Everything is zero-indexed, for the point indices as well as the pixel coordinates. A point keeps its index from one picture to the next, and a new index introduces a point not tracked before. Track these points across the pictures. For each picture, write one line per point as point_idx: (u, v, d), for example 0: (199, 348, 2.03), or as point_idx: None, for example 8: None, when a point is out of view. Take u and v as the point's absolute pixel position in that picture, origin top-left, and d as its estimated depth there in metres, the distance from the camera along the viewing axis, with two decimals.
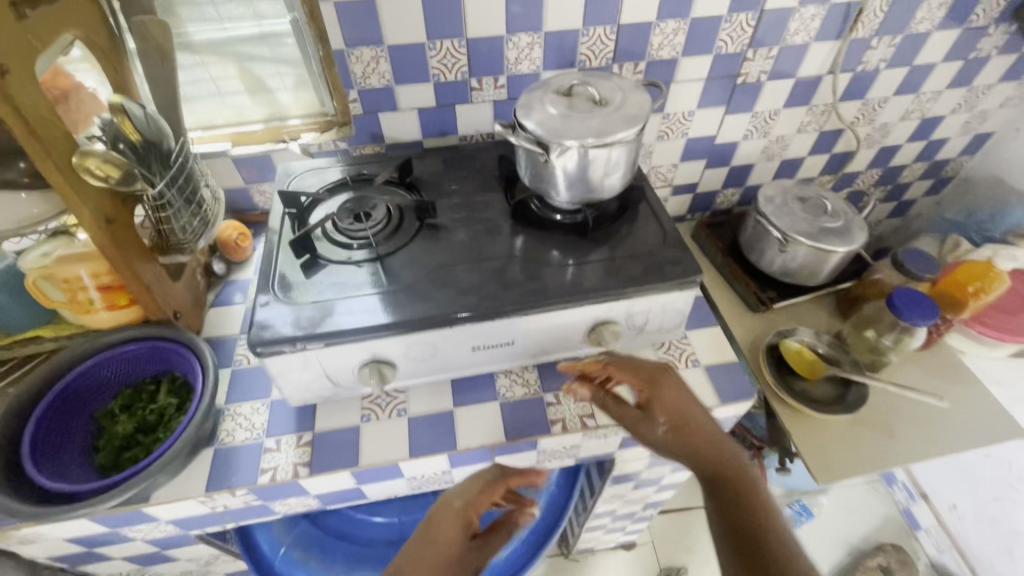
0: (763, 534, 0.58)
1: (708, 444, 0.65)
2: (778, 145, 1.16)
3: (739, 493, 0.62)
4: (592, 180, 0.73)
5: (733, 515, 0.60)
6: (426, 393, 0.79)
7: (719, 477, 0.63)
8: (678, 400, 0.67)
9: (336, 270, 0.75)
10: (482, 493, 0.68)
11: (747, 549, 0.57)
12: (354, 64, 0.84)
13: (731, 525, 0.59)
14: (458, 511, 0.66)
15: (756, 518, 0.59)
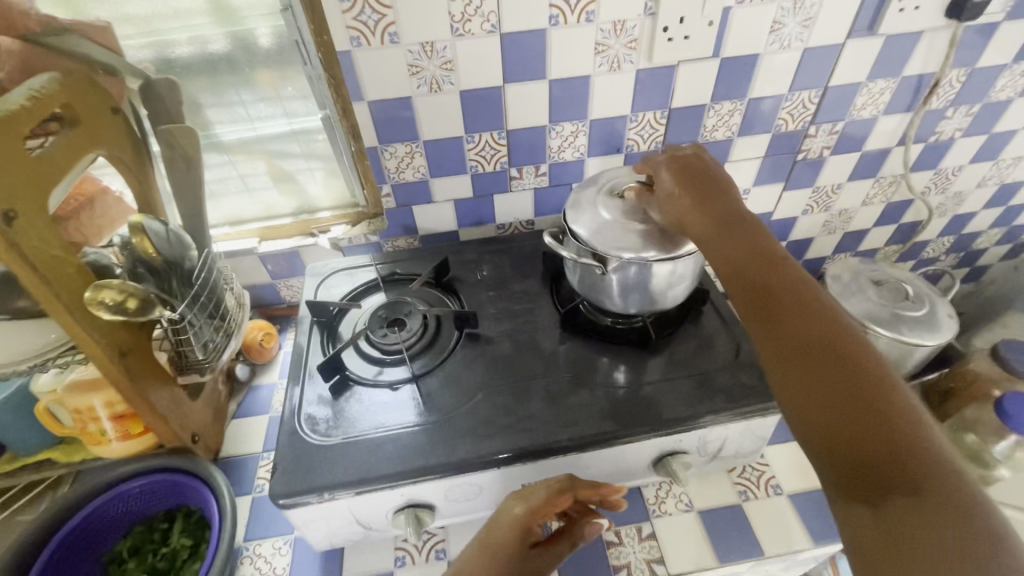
0: (846, 357, 0.44)
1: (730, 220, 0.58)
2: (840, 218, 1.07)
3: (814, 314, 0.48)
4: (655, 290, 0.66)
5: (800, 336, 0.47)
6: (468, 530, 0.69)
7: (779, 280, 0.51)
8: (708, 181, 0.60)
9: (368, 393, 0.67)
10: (548, 504, 0.56)
11: (834, 388, 0.43)
12: (388, 160, 0.79)
13: (802, 374, 0.45)
14: (512, 526, 0.54)
15: (839, 347, 0.45)
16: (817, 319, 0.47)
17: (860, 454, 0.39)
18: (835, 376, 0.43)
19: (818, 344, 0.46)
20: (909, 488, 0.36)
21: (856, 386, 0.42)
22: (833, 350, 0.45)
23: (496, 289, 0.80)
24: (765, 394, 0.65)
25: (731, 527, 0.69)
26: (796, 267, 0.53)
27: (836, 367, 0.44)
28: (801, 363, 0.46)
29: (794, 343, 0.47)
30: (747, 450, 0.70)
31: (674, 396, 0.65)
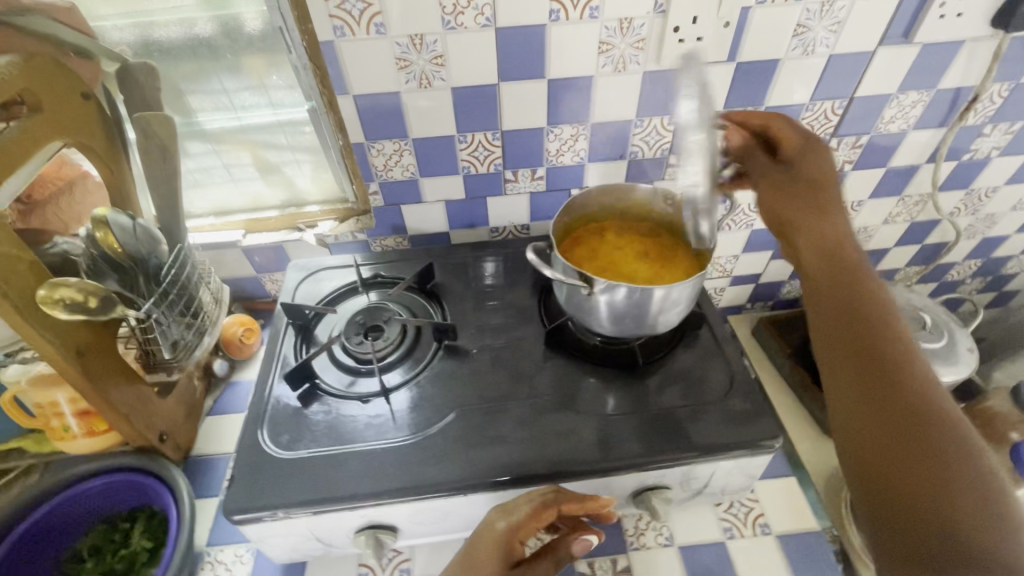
0: (917, 406, 0.42)
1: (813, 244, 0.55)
2: (859, 235, 1.00)
3: (877, 353, 0.46)
4: (645, 314, 0.62)
5: (872, 378, 0.45)
6: (436, 550, 0.67)
7: (868, 308, 0.49)
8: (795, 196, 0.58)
9: (336, 405, 0.64)
10: (530, 520, 0.53)
11: (906, 445, 0.41)
12: (375, 157, 0.75)
13: (872, 425, 0.43)
14: (498, 549, 0.51)
15: (902, 375, 0.44)
16: (891, 358, 0.45)
17: (929, 524, 0.38)
18: (912, 428, 0.41)
19: (887, 391, 0.43)
20: (988, 567, 0.35)
21: (929, 441, 0.40)
22: (909, 396, 0.43)
23: (482, 299, 0.77)
24: (757, 432, 0.60)
25: (711, 567, 0.66)
26: (876, 287, 0.51)
27: (916, 424, 0.41)
28: (871, 409, 0.43)
29: (867, 391, 0.44)
30: (736, 487, 0.66)
31: (659, 428, 0.61)
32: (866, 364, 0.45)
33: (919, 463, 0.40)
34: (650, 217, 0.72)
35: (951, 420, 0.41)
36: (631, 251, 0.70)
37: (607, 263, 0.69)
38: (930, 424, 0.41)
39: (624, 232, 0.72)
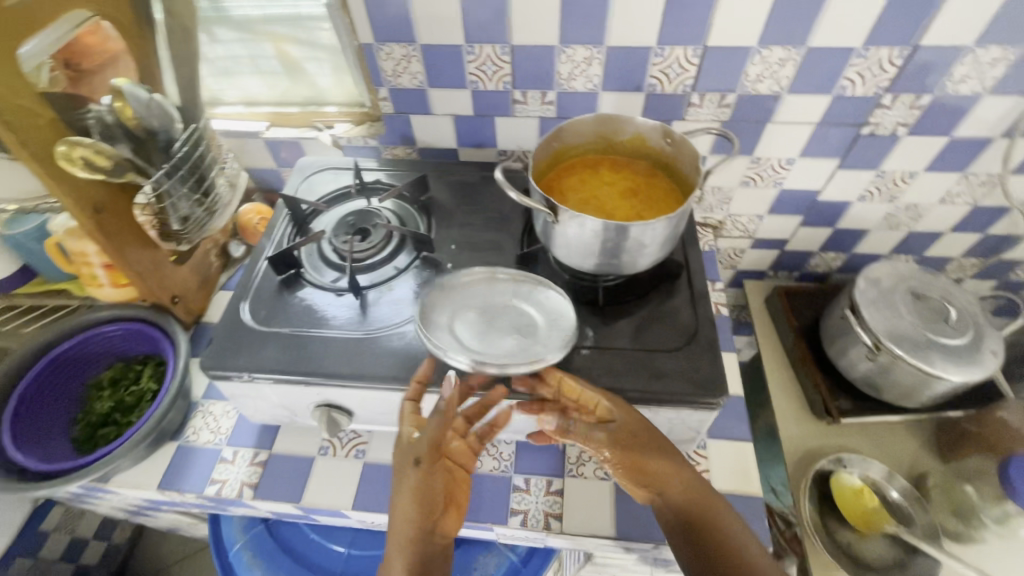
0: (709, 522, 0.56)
1: (661, 464, 0.57)
2: (907, 213, 0.91)
3: (681, 489, 0.57)
4: (615, 253, 0.61)
5: (676, 503, 0.57)
6: (389, 440, 0.73)
7: (654, 468, 0.57)
8: (637, 432, 0.56)
9: (313, 294, 0.69)
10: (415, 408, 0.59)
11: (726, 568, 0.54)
12: (384, 61, 0.75)
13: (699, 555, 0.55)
14: (398, 458, 0.59)
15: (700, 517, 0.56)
16: (682, 497, 0.57)
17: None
18: (705, 545, 0.55)
19: (691, 512, 0.56)
20: None
21: (717, 541, 0.55)
22: (707, 524, 0.56)
23: (470, 219, 0.77)
24: (703, 387, 0.59)
25: (640, 506, 0.68)
26: (660, 444, 0.57)
27: (718, 544, 0.55)
28: (677, 528, 0.57)
29: (682, 515, 0.57)
30: (681, 438, 0.66)
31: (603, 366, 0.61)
32: (681, 495, 0.57)
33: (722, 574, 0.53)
34: (648, 155, 0.68)
35: (721, 509, 0.57)
36: (620, 187, 0.68)
37: (587, 193, 0.67)
38: (715, 529, 0.56)
39: (620, 167, 0.69)
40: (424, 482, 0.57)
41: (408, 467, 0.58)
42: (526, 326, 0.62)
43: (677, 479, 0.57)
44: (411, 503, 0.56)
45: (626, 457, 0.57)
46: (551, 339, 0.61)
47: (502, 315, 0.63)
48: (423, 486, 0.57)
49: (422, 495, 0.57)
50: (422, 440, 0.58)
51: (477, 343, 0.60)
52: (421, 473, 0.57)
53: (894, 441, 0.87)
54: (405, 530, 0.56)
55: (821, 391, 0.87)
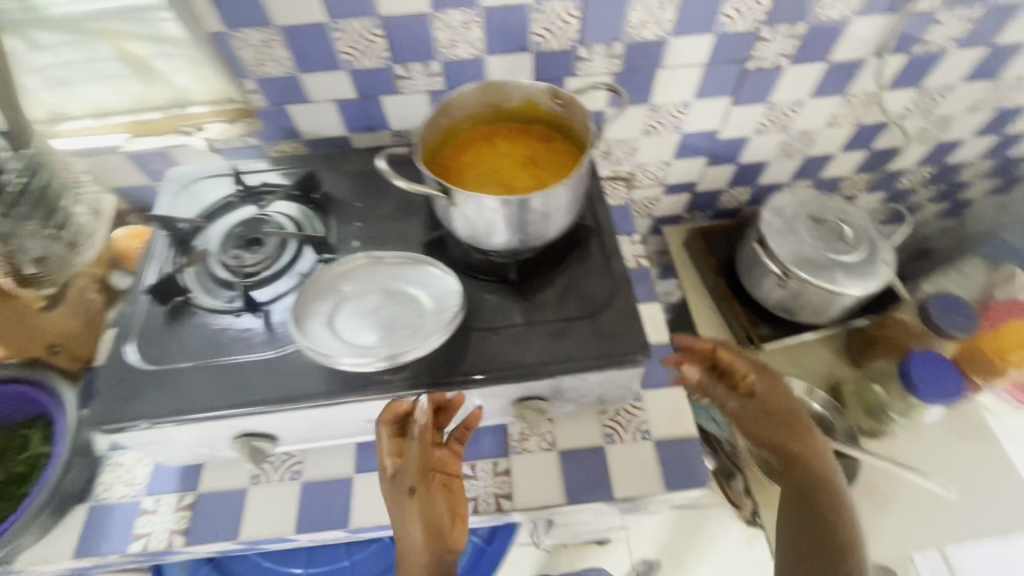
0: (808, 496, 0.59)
1: (784, 417, 0.62)
2: (800, 141, 0.94)
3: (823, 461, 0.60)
4: (521, 227, 0.59)
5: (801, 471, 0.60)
6: (325, 454, 0.70)
7: (794, 426, 0.62)
8: (784, 400, 0.62)
9: (208, 320, 0.63)
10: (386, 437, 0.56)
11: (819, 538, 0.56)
12: (241, 49, 0.67)
13: (794, 483, 0.61)
14: (393, 483, 0.54)
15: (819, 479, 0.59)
16: (819, 465, 0.60)
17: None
18: (813, 502, 0.58)
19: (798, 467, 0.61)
20: None
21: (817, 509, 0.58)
22: (827, 496, 0.58)
23: (371, 210, 0.73)
24: (626, 346, 0.59)
25: (587, 468, 0.69)
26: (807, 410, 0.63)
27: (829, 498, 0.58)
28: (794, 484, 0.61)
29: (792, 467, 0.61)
30: (615, 396, 0.67)
31: (527, 343, 0.61)
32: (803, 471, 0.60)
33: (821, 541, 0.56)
34: (542, 118, 0.66)
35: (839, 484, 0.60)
36: (520, 156, 0.65)
37: (487, 169, 0.64)
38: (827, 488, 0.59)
39: (516, 135, 0.67)
40: (424, 508, 0.53)
41: (405, 496, 0.53)
42: (416, 308, 0.61)
43: (804, 446, 0.61)
44: (415, 532, 0.52)
45: (776, 423, 0.62)
46: (434, 323, 0.60)
47: (393, 301, 0.62)
48: (427, 510, 0.52)
49: (426, 520, 0.52)
50: (411, 464, 0.53)
51: (360, 334, 0.59)
52: (417, 499, 0.53)
53: (813, 357, 0.93)
54: (413, 554, 0.52)
55: (743, 323, 0.91)
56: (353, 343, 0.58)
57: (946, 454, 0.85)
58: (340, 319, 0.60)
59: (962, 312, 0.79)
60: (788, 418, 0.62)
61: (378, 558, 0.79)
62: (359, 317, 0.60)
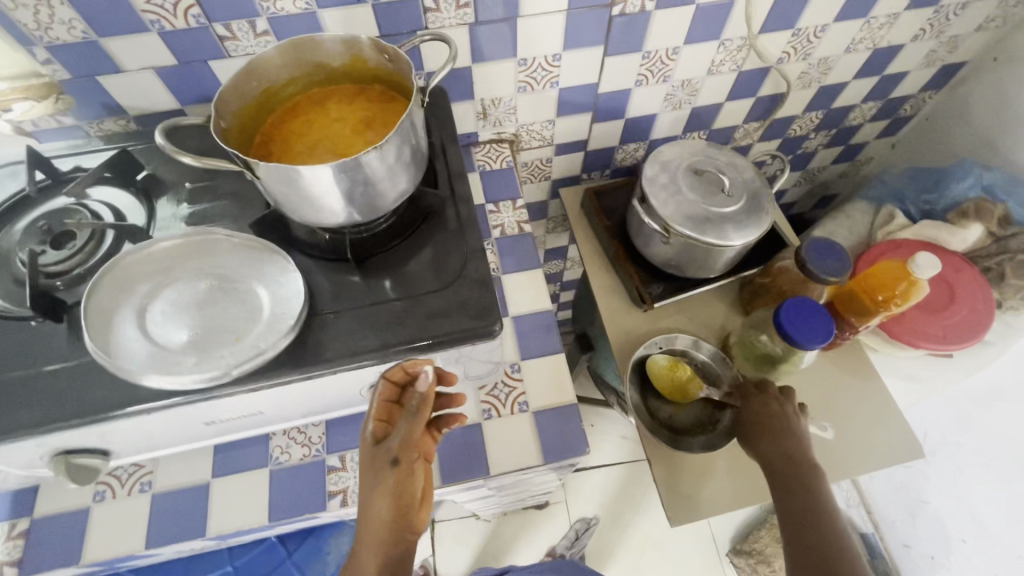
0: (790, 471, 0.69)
1: (770, 417, 0.73)
2: (685, 91, 0.91)
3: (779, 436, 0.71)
4: (351, 200, 0.53)
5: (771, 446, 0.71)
6: (178, 461, 0.64)
7: (765, 426, 0.73)
8: (765, 405, 0.74)
9: (3, 330, 0.55)
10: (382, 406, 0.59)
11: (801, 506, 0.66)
12: (16, 11, 0.58)
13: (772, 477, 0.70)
14: (375, 455, 0.56)
15: (793, 470, 0.69)
16: (790, 455, 0.70)
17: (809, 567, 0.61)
18: (795, 488, 0.67)
19: (776, 460, 0.70)
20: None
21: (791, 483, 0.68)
22: (793, 479, 0.68)
23: (205, 190, 0.65)
24: (475, 321, 0.55)
25: (464, 447, 0.66)
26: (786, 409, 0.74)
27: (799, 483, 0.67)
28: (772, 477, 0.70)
29: (771, 461, 0.70)
30: (484, 372, 0.64)
31: (369, 326, 0.55)
32: (781, 447, 0.71)
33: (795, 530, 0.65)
34: (376, 76, 0.60)
35: (812, 470, 0.69)
36: (353, 121, 0.58)
37: (317, 138, 0.57)
38: (803, 479, 0.68)
39: (352, 98, 0.60)
40: (400, 483, 0.56)
41: (386, 466, 0.56)
42: (248, 309, 0.54)
43: (776, 443, 0.71)
44: (383, 506, 0.55)
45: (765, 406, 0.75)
46: (251, 310, 0.53)
47: (221, 291, 0.54)
48: (401, 486, 0.55)
49: (398, 496, 0.55)
50: (399, 439, 0.56)
51: (171, 330, 0.52)
52: (396, 474, 0.55)
53: (707, 312, 0.93)
54: (374, 524, 0.55)
55: (635, 282, 0.89)
56: (166, 342, 0.51)
57: (826, 393, 0.88)
58: (158, 317, 0.53)
59: (837, 257, 0.78)
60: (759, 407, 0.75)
61: (259, 562, 0.76)
62: (178, 311, 0.53)
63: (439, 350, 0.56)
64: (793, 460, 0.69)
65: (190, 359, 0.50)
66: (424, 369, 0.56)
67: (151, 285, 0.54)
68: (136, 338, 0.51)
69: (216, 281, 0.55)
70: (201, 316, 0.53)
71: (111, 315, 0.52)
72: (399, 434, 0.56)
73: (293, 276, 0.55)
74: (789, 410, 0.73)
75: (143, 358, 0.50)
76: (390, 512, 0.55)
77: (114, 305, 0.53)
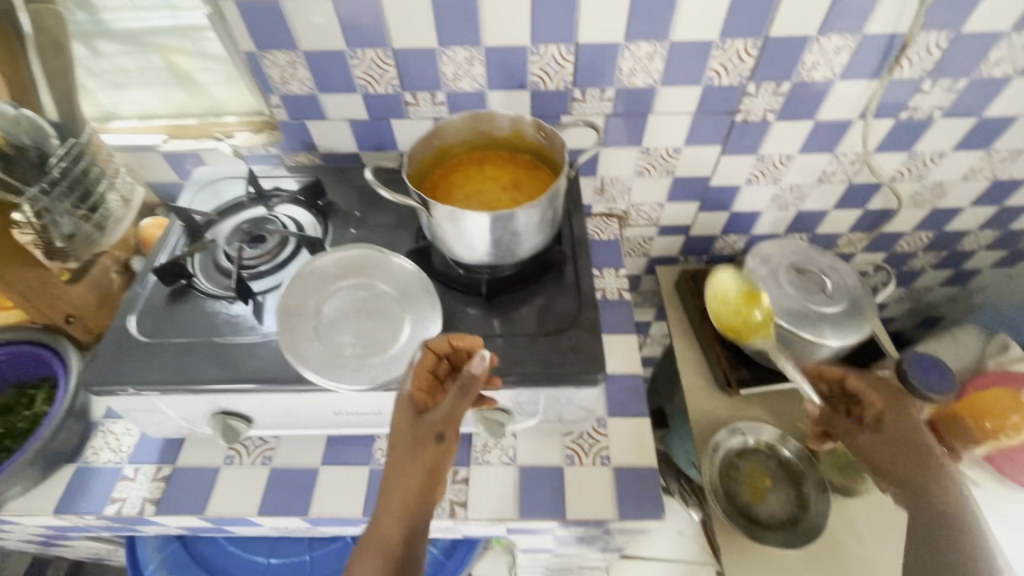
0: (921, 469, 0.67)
1: (908, 437, 0.70)
2: (792, 194, 0.97)
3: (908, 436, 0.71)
4: (495, 244, 0.63)
5: (897, 442, 0.70)
6: (297, 444, 0.73)
7: (894, 436, 0.71)
8: (908, 423, 0.72)
9: (202, 304, 0.68)
10: (419, 374, 0.58)
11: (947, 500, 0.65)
12: (269, 69, 0.76)
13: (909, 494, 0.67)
14: (416, 427, 0.54)
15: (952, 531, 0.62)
16: (888, 458, 0.70)
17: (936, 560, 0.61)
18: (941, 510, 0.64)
19: (883, 462, 0.70)
20: None
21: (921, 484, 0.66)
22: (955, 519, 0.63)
23: (368, 220, 0.79)
24: (582, 368, 0.62)
25: (545, 486, 0.70)
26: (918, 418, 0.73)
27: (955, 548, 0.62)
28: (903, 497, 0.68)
29: (878, 464, 0.71)
30: (576, 418, 0.69)
31: (488, 354, 0.63)
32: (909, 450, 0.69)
33: (927, 546, 0.63)
34: (529, 150, 0.71)
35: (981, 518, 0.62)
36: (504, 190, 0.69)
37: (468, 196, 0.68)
38: (943, 500, 0.65)
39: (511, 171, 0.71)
40: (434, 461, 0.53)
41: (428, 442, 0.53)
42: (395, 323, 0.64)
43: (902, 444, 0.70)
44: (411, 478, 0.53)
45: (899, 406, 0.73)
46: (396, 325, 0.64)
47: (378, 307, 0.65)
48: (438, 462, 0.53)
49: (427, 470, 0.53)
50: (443, 413, 0.54)
51: (334, 331, 0.63)
52: (433, 450, 0.53)
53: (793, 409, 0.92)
54: (395, 493, 0.53)
55: (722, 364, 0.91)
56: (331, 340, 0.62)
57: None
58: (325, 318, 0.64)
59: (941, 375, 0.78)
60: (889, 397, 0.75)
61: (335, 557, 0.82)
62: (343, 315, 0.64)
63: (545, 388, 0.62)
64: (928, 486, 0.66)
65: (347, 358, 0.61)
66: (477, 351, 0.57)
67: (328, 290, 0.66)
68: (307, 333, 0.62)
69: (372, 295, 0.66)
70: (358, 323, 0.64)
71: (292, 312, 0.64)
72: (446, 408, 0.54)
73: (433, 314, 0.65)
74: (889, 419, 0.73)
75: (315, 352, 0.61)
76: (420, 482, 0.52)
77: (295, 303, 0.64)
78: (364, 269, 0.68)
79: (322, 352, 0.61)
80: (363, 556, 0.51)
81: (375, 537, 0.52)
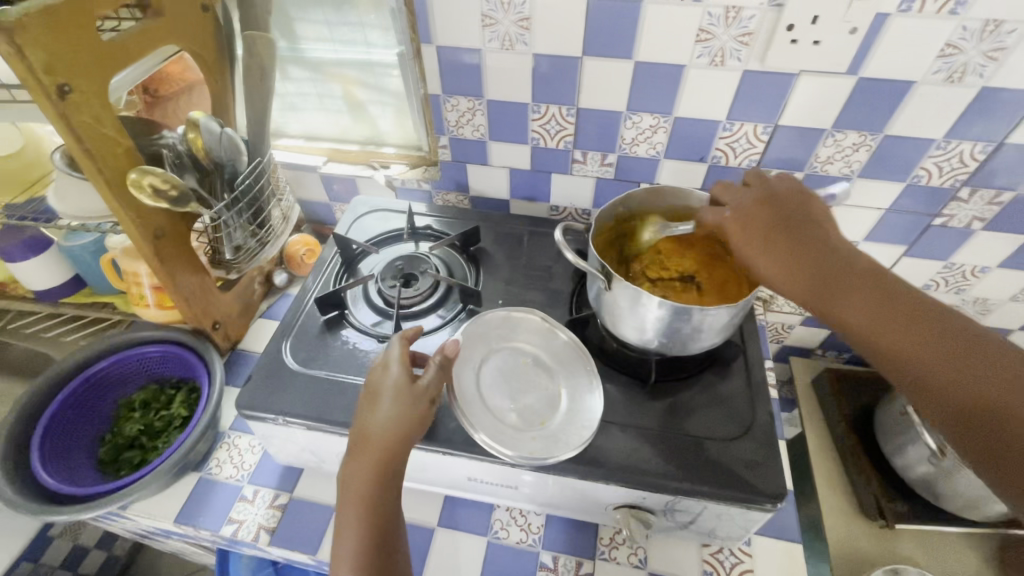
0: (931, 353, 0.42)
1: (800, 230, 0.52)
2: (974, 307, 0.86)
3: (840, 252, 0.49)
4: (674, 335, 0.58)
5: (801, 276, 0.49)
6: (412, 497, 0.70)
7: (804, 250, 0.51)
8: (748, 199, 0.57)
9: (353, 341, 0.68)
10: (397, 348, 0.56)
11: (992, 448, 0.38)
12: (448, 111, 0.76)
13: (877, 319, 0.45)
14: (395, 385, 0.53)
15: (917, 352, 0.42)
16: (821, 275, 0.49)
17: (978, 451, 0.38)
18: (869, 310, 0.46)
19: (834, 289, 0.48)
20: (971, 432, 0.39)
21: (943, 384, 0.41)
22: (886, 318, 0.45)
23: (517, 274, 0.76)
24: (759, 487, 0.54)
25: None
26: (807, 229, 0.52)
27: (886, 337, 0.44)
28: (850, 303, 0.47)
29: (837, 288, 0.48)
30: (727, 534, 0.61)
31: (651, 450, 0.57)
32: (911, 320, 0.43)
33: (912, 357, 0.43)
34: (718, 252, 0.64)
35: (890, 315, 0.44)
36: (677, 274, 0.65)
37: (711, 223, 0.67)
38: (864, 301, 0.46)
39: (718, 290, 0.64)
40: (415, 427, 0.52)
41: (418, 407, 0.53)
42: (551, 397, 0.61)
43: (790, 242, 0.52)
44: (387, 422, 0.51)
45: (790, 287, 0.50)
46: (550, 402, 0.61)
47: (534, 375, 0.63)
48: (415, 432, 0.52)
49: (404, 435, 0.51)
50: (434, 381, 0.54)
51: (490, 391, 0.60)
52: (412, 417, 0.52)
53: (951, 555, 0.80)
54: (373, 442, 0.50)
55: (874, 490, 0.81)
56: (495, 413, 0.58)
57: None
58: (482, 375, 0.61)
59: None
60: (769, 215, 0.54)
61: None
62: (503, 378, 0.62)
63: (710, 503, 0.55)
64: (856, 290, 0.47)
65: (508, 428, 0.57)
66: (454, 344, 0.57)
67: (484, 347, 0.64)
68: (466, 385, 0.59)
69: (529, 362, 0.64)
70: (513, 389, 0.61)
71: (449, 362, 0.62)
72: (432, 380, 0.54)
73: (597, 389, 0.62)
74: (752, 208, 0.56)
75: (474, 406, 0.58)
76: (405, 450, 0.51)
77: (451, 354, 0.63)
78: (518, 326, 0.67)
79: (480, 409, 0.58)
80: (341, 518, 0.50)
81: (350, 497, 0.50)
